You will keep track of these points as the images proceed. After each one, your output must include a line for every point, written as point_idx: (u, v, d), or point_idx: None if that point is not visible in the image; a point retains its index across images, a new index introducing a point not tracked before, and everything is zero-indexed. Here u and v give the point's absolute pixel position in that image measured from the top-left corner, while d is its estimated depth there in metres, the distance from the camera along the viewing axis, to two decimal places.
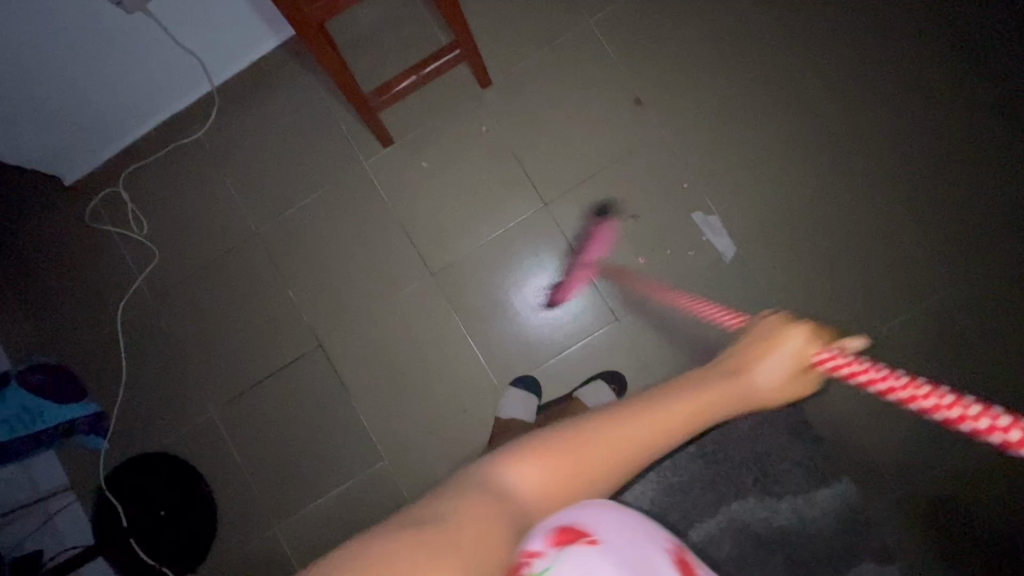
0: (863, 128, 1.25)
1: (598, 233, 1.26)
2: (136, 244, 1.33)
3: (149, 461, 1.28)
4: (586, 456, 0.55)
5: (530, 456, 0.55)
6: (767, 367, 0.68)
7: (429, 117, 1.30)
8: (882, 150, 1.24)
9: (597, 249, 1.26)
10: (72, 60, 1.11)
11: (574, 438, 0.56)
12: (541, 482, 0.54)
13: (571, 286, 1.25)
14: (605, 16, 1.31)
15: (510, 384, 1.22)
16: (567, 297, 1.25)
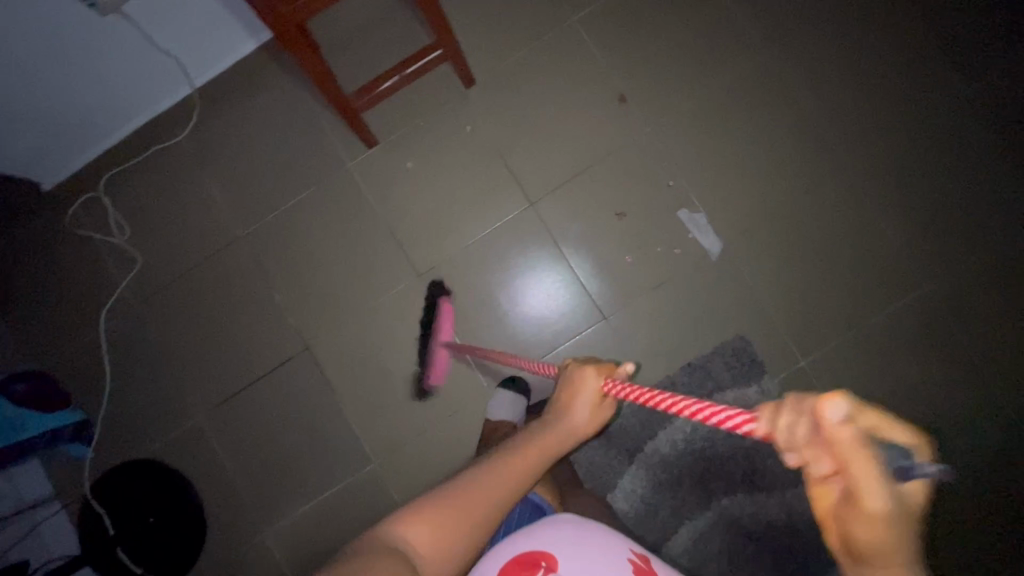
0: (846, 124, 1.26)
1: (442, 313, 1.24)
2: (119, 250, 1.32)
3: (138, 469, 1.27)
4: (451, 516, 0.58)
5: (413, 524, 0.57)
6: (579, 408, 0.71)
7: (413, 117, 1.29)
8: (866, 146, 1.25)
9: (447, 328, 1.25)
10: (47, 63, 1.09)
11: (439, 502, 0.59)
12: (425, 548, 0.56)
13: (441, 367, 1.25)
14: (589, 14, 1.30)
15: (499, 385, 1.22)
16: (443, 377, 1.25)
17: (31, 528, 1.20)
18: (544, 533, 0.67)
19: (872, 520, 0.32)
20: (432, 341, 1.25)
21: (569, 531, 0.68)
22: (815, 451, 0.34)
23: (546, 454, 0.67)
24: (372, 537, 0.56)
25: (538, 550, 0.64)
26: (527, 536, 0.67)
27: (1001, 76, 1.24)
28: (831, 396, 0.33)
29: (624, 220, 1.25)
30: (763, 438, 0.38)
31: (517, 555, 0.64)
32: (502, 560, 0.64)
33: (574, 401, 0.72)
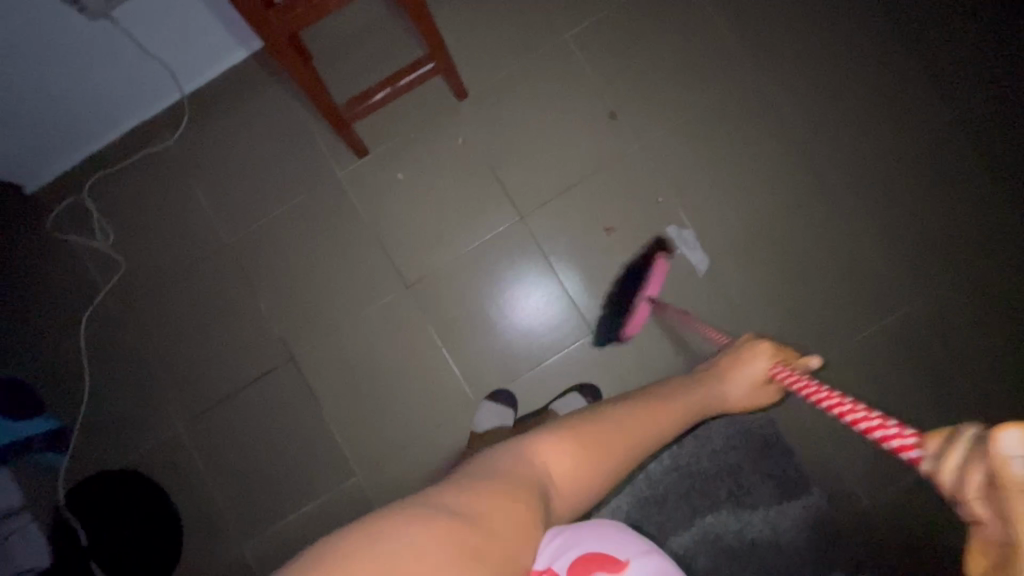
0: (831, 146, 1.28)
1: (656, 268, 1.24)
2: (101, 255, 1.29)
3: (116, 477, 1.25)
4: (594, 443, 0.61)
5: (560, 440, 0.60)
6: (737, 380, 0.85)
7: (404, 128, 1.29)
8: (850, 167, 1.27)
9: (655, 284, 1.24)
10: (34, 66, 1.08)
11: (586, 431, 0.62)
12: (569, 466, 0.58)
13: (639, 319, 1.23)
14: (582, 31, 1.32)
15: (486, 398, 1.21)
16: (637, 329, 1.23)
17: (20, 531, 1.13)
18: (592, 532, 0.64)
19: None
20: (642, 294, 1.24)
21: (615, 536, 0.66)
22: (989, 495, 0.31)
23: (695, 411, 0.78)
24: (511, 443, 0.59)
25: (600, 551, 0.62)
26: (578, 534, 0.63)
27: (980, 105, 1.27)
28: (1009, 432, 0.29)
29: (613, 235, 1.26)
30: (932, 475, 0.36)
31: (585, 551, 0.60)
32: (571, 554, 0.59)
33: (733, 372, 0.86)
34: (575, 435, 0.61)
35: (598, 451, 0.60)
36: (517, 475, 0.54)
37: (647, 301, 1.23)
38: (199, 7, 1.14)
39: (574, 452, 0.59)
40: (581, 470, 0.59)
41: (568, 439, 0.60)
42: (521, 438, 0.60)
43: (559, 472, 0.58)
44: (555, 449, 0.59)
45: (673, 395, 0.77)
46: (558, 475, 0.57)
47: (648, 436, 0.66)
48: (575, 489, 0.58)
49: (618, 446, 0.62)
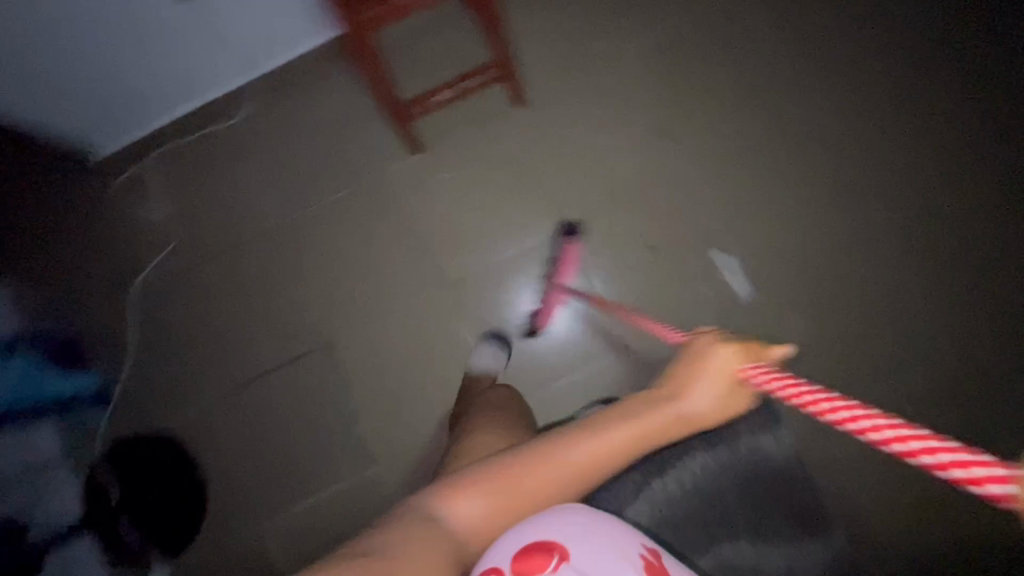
0: (888, 185, 1.25)
1: (568, 252, 1.22)
2: (157, 225, 1.34)
3: (145, 444, 1.29)
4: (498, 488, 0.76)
5: (473, 491, 0.75)
6: (697, 391, 0.85)
7: (459, 129, 1.32)
8: (906, 207, 1.24)
9: (567, 268, 1.22)
10: (121, 37, 1.15)
11: (493, 479, 0.76)
12: (478, 511, 0.74)
13: (550, 312, 1.24)
14: (643, 53, 1.34)
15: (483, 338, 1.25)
16: (552, 320, 1.26)
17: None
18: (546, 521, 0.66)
19: None
20: (555, 282, 1.22)
21: (572, 519, 0.66)
22: None
23: (644, 434, 0.82)
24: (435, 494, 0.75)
25: (547, 540, 0.64)
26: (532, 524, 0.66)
27: None
28: None
29: (653, 253, 1.26)
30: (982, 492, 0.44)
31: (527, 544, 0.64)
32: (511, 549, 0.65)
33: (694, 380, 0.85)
34: (492, 481, 0.76)
35: (518, 487, 0.76)
36: (430, 522, 0.71)
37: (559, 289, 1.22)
38: None
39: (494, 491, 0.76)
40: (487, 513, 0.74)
41: (485, 488, 0.75)
42: (449, 489, 0.75)
43: (479, 514, 0.74)
44: (476, 494, 0.75)
45: (611, 421, 0.83)
46: (485, 514, 0.74)
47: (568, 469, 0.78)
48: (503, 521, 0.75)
49: (532, 483, 0.76)
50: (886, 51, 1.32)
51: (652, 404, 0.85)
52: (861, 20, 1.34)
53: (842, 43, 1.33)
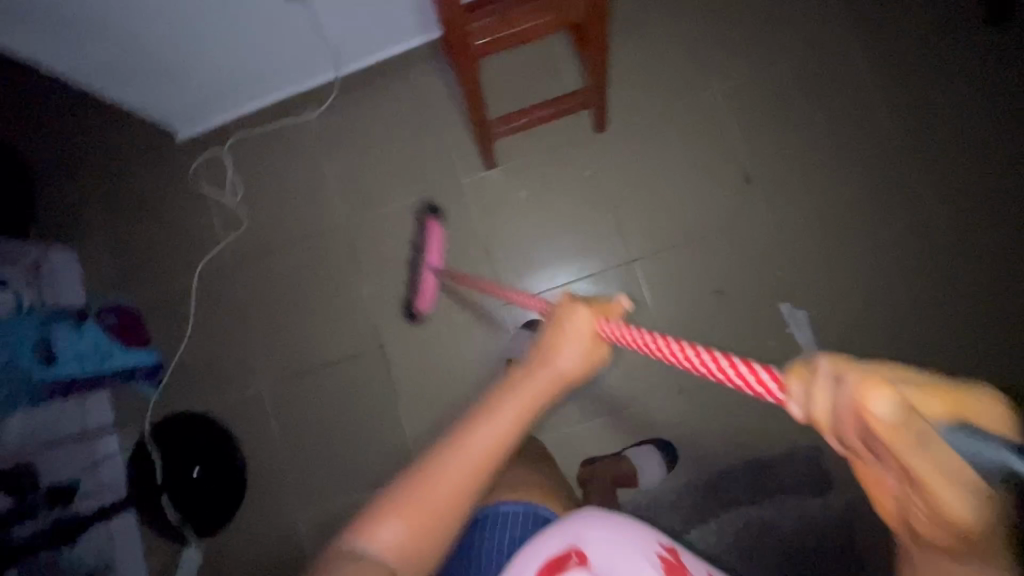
0: (975, 257, 1.21)
1: (431, 232, 1.27)
2: (227, 210, 1.36)
3: (191, 420, 1.31)
4: (422, 511, 0.52)
5: (389, 518, 0.51)
6: (568, 346, 0.62)
7: (536, 149, 1.30)
8: (990, 283, 1.20)
9: (434, 250, 1.27)
10: (224, 35, 1.11)
11: (409, 500, 0.52)
12: (404, 540, 0.51)
13: (428, 294, 1.27)
14: (735, 86, 1.28)
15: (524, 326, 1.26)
16: (430, 303, 1.28)
17: (98, 463, 1.28)
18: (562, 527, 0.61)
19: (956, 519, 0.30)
20: (426, 266, 1.26)
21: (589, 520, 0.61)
22: (870, 445, 0.31)
23: (529, 410, 0.58)
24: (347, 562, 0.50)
25: (562, 546, 0.58)
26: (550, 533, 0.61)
27: None
28: (875, 395, 0.30)
29: (722, 298, 1.23)
30: (802, 414, 0.36)
31: (543, 557, 0.58)
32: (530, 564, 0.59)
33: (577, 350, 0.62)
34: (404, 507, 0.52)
35: (433, 507, 0.52)
36: None
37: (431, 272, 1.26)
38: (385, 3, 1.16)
39: (413, 521, 0.52)
40: (417, 538, 0.52)
41: (398, 513, 0.52)
42: (354, 523, 0.53)
43: (395, 551, 0.51)
44: (382, 533, 0.51)
45: (499, 394, 0.59)
46: (401, 549, 0.51)
47: (473, 463, 0.54)
48: (429, 549, 0.53)
49: (446, 494, 0.53)
50: (1000, 113, 1.24)
51: (529, 367, 0.61)
52: (982, 74, 1.25)
53: (954, 97, 1.25)
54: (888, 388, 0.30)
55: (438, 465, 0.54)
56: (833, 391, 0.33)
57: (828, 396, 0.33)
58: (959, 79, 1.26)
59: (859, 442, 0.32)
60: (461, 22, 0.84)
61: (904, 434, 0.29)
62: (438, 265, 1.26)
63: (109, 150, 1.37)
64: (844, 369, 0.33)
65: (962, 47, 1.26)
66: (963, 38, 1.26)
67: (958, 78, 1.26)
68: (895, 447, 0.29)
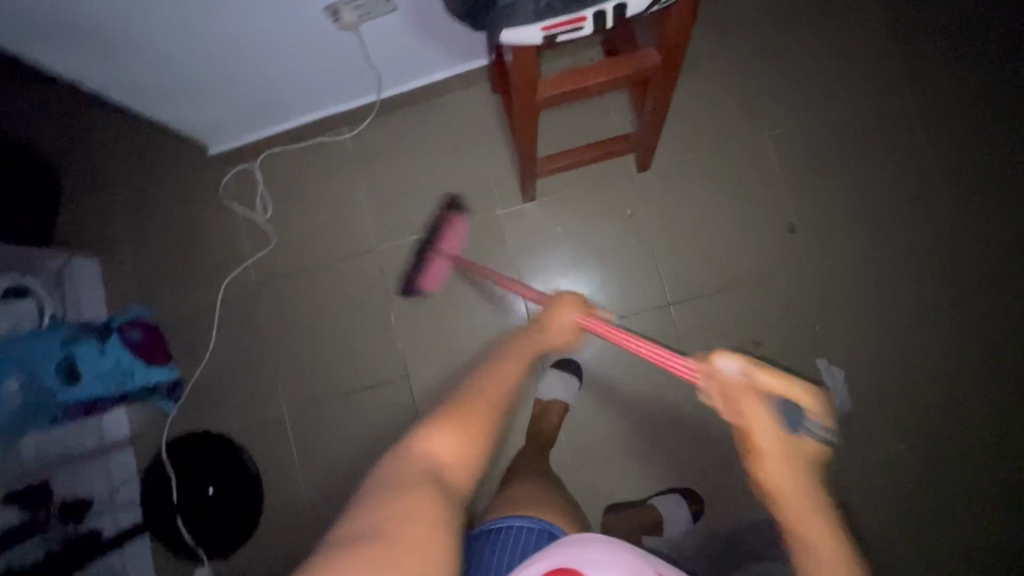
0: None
1: (452, 224, 1.26)
2: (256, 227, 1.33)
3: (207, 440, 1.29)
4: (468, 422, 0.58)
5: (435, 430, 0.57)
6: (558, 327, 0.79)
7: (576, 184, 1.28)
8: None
9: (455, 241, 1.27)
10: (266, 62, 1.04)
11: (453, 412, 0.59)
12: (450, 449, 0.56)
13: (434, 277, 1.27)
14: (784, 133, 1.26)
15: (553, 365, 1.24)
16: (435, 284, 1.28)
17: (115, 486, 1.26)
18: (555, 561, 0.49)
19: (776, 455, 0.56)
20: (438, 250, 1.25)
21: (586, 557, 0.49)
22: (729, 396, 0.60)
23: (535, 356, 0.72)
24: (393, 462, 0.54)
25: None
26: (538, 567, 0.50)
27: None
28: (729, 359, 0.61)
29: (757, 349, 1.21)
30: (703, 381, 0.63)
31: None
32: None
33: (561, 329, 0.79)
34: (441, 428, 0.57)
35: (475, 423, 0.58)
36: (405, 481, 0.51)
37: (443, 258, 1.25)
38: (439, 33, 1.09)
39: (457, 440, 0.57)
40: (462, 451, 0.56)
41: (437, 433, 0.57)
42: (400, 444, 0.57)
43: (443, 458, 0.55)
44: (429, 449, 0.56)
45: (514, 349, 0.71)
46: (445, 459, 0.55)
47: (505, 387, 0.63)
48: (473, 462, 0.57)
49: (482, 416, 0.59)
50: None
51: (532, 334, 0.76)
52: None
53: (1015, 157, 1.21)
54: (739, 361, 0.61)
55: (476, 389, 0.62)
56: (720, 370, 0.61)
57: (727, 368, 0.61)
58: (1023, 139, 1.21)
59: (726, 400, 0.61)
60: (530, 102, 0.78)
61: (747, 387, 0.59)
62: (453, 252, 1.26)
63: (141, 161, 1.36)
64: (736, 360, 0.61)
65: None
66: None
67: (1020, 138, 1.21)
68: (744, 397, 0.59)
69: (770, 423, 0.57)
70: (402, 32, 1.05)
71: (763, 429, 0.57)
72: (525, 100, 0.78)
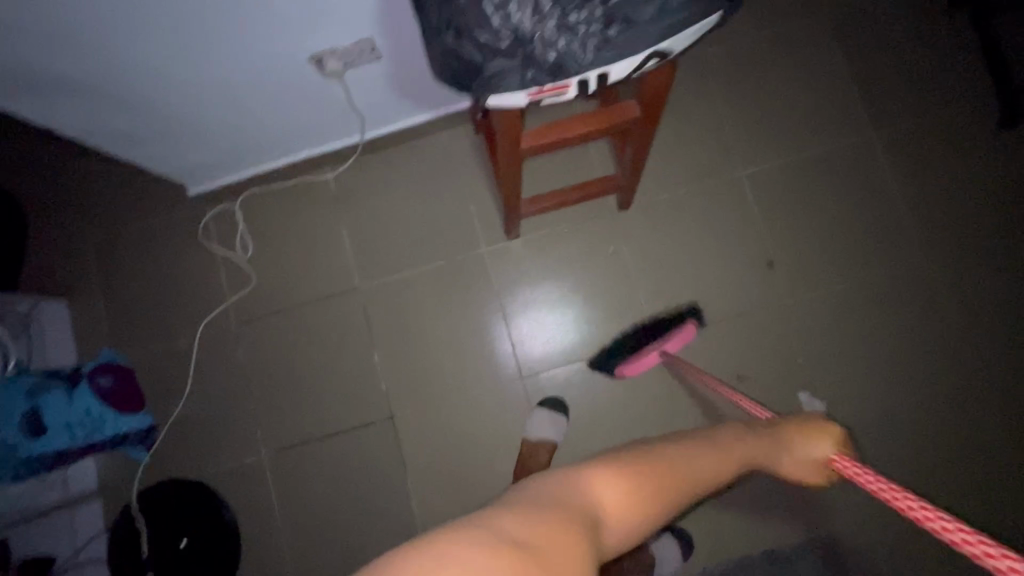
0: (998, 356, 1.20)
1: (687, 331, 1.22)
2: (235, 267, 1.31)
3: (171, 500, 1.23)
4: (644, 477, 0.59)
5: (612, 470, 0.59)
6: (800, 459, 0.77)
7: (560, 222, 1.29)
8: (1015, 382, 1.19)
9: (677, 343, 1.22)
10: (250, 106, 1.04)
11: (634, 463, 0.61)
12: (621, 495, 0.57)
13: (639, 364, 1.22)
14: (758, 172, 1.30)
15: (540, 403, 1.23)
16: (634, 372, 1.22)
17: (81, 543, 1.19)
18: None
19: None
20: (656, 345, 1.22)
21: None
22: None
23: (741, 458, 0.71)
24: (566, 473, 0.57)
25: None
26: None
27: None
28: None
29: (741, 382, 1.22)
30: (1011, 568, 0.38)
31: None
32: None
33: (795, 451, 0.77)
34: (626, 461, 0.61)
35: (648, 483, 0.59)
36: (563, 498, 0.53)
37: (658, 353, 1.21)
38: (424, 80, 1.11)
39: (634, 486, 0.58)
40: (629, 502, 0.57)
41: (620, 468, 0.60)
42: (575, 468, 0.59)
43: (615, 503, 0.56)
44: (609, 480, 0.57)
45: (717, 442, 0.71)
46: (615, 501, 0.56)
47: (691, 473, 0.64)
48: (635, 519, 0.57)
49: (673, 470, 0.63)
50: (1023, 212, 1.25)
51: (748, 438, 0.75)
52: (1004, 174, 1.27)
53: (975, 193, 1.27)
54: None
55: (664, 457, 0.64)
56: None
57: None
58: (980, 176, 1.27)
59: None
60: (515, 152, 0.79)
61: None
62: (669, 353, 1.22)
63: (118, 202, 1.34)
64: None
65: (983, 145, 1.28)
66: (984, 137, 1.29)
67: (979, 175, 1.27)
68: None
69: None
70: (384, 79, 1.06)
71: None
72: (510, 150, 0.79)
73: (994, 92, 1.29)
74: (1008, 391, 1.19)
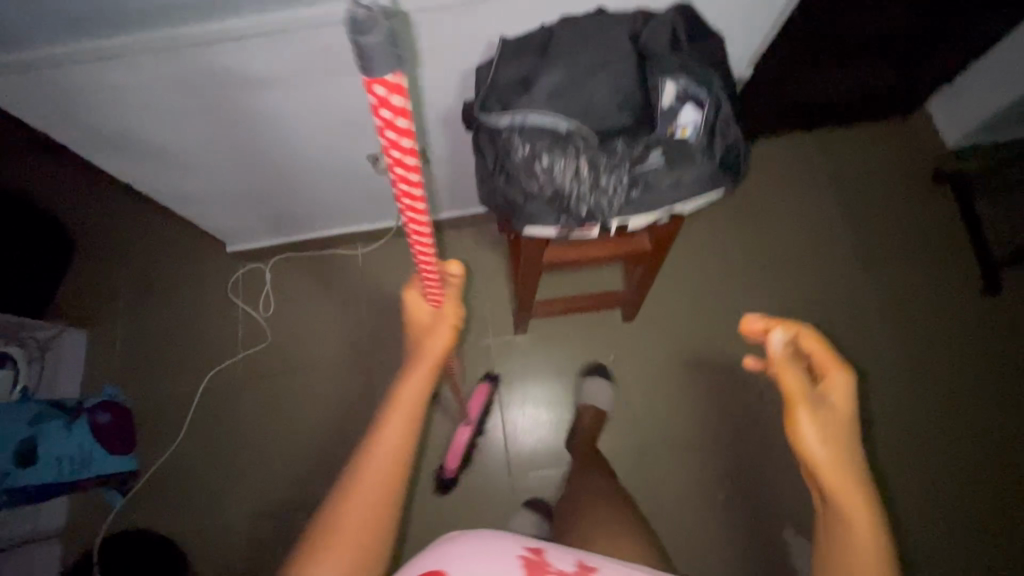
0: (978, 518, 1.22)
1: (478, 392, 1.27)
2: (253, 325, 1.37)
3: (133, 541, 1.17)
4: (356, 507, 0.57)
5: (332, 524, 0.56)
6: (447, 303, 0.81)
7: (566, 325, 1.37)
8: (993, 547, 1.20)
9: (475, 406, 1.26)
10: (304, 186, 1.15)
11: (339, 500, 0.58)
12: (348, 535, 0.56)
13: (457, 452, 1.24)
14: (756, 305, 1.39)
15: (524, 503, 1.22)
16: (455, 460, 1.23)
17: None
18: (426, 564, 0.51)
19: (833, 385, 0.61)
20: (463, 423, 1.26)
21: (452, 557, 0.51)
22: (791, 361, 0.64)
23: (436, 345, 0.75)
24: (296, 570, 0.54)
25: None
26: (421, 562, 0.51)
27: None
28: (776, 335, 0.66)
29: (727, 509, 1.23)
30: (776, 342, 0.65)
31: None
32: None
33: (442, 299, 0.80)
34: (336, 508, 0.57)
35: (374, 496, 0.58)
36: None
37: (465, 428, 1.25)
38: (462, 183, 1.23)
39: (363, 510, 0.57)
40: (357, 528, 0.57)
41: (342, 515, 0.57)
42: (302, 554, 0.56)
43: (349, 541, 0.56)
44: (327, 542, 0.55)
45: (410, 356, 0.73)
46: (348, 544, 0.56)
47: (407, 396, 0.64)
48: (381, 522, 0.58)
49: (373, 495, 0.58)
50: (1003, 379, 1.32)
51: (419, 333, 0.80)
52: (986, 339, 1.35)
53: (960, 352, 1.34)
54: (781, 337, 0.66)
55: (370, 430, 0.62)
56: (770, 343, 0.66)
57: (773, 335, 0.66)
58: (963, 336, 1.35)
59: (790, 363, 0.63)
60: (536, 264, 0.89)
61: (782, 354, 0.64)
62: (472, 424, 1.25)
63: (158, 249, 1.43)
64: (781, 339, 0.66)
65: (965, 308, 1.38)
66: (967, 300, 1.38)
67: (962, 335, 1.36)
68: (780, 362, 0.64)
69: (868, 516, 0.54)
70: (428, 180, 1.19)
71: (828, 364, 0.62)
72: (531, 261, 0.89)
73: (975, 261, 1.41)
74: (990, 555, 1.20)
